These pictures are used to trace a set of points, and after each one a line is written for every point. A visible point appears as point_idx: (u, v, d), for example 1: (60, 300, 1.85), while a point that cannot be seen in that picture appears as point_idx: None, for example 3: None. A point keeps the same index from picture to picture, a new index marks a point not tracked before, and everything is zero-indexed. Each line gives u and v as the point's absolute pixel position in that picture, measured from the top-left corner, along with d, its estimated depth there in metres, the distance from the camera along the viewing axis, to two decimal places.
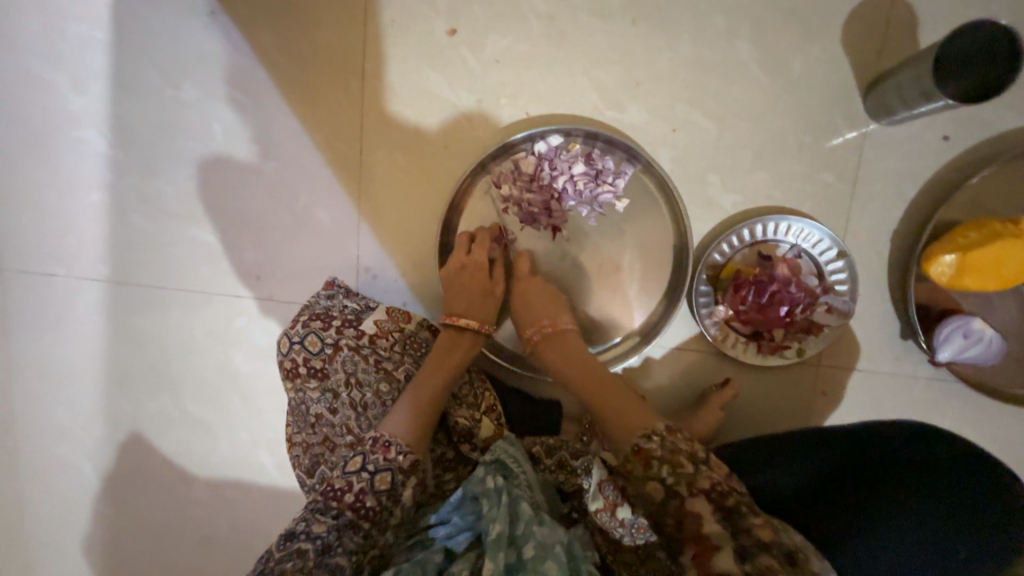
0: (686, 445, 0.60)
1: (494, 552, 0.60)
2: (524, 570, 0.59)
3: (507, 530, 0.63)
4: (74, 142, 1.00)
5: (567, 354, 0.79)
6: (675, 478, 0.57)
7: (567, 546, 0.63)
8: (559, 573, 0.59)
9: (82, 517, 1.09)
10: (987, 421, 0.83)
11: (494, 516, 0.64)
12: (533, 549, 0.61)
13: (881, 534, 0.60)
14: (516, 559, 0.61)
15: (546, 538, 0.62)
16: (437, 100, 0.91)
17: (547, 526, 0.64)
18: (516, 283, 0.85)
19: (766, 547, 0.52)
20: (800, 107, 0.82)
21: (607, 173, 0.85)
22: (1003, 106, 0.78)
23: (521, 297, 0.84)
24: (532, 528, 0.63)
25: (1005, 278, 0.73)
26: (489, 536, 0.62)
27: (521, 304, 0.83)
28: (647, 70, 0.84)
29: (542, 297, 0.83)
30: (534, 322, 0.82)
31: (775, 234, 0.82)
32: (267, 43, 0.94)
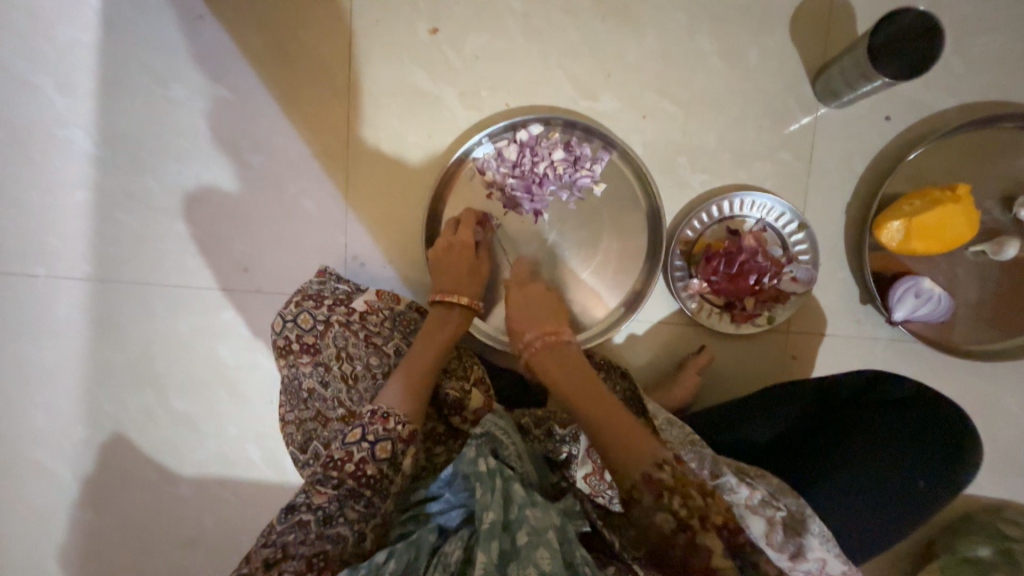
0: (694, 477, 0.61)
1: (488, 541, 0.60)
2: (518, 558, 0.59)
3: (500, 517, 0.62)
4: (59, 142, 1.01)
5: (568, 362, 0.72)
6: (686, 510, 0.58)
7: (559, 528, 0.64)
8: (552, 560, 0.59)
9: (61, 523, 1.06)
10: (944, 378, 0.89)
11: (486, 504, 0.64)
12: (526, 536, 0.61)
13: (842, 478, 0.67)
14: (510, 546, 0.61)
15: (539, 522, 0.62)
16: (421, 94, 0.96)
17: (540, 508, 0.65)
18: (515, 294, 0.83)
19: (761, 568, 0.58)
20: (757, 94, 0.89)
21: (584, 158, 0.90)
22: (935, 89, 0.86)
23: (522, 309, 0.80)
24: (525, 513, 0.63)
25: (947, 241, 0.80)
26: (482, 524, 0.62)
27: (522, 314, 0.79)
28: (617, 62, 0.91)
29: (544, 307, 0.80)
30: (534, 329, 0.76)
31: (741, 209, 0.88)
32: (254, 43, 0.97)
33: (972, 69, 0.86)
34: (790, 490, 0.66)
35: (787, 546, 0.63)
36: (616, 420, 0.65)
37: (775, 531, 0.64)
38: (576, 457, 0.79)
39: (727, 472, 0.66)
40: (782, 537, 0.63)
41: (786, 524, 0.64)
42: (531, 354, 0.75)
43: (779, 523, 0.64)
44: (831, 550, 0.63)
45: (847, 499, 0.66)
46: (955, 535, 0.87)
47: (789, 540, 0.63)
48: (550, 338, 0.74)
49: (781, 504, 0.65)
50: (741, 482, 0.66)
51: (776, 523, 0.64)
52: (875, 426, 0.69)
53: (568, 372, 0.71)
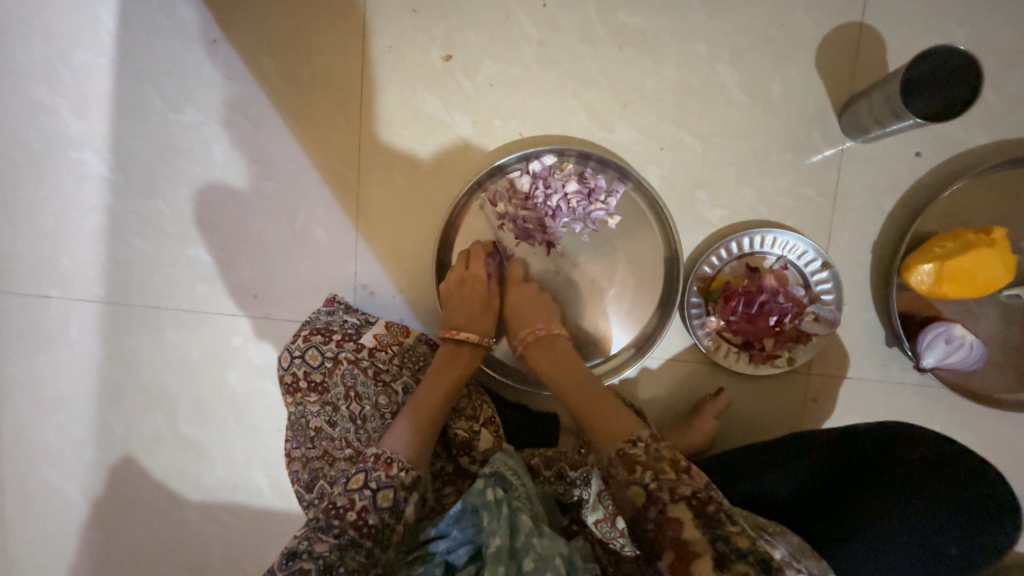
0: (669, 453, 0.63)
1: (494, 566, 0.61)
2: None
3: (507, 544, 0.63)
4: (74, 165, 1.01)
5: (555, 355, 0.80)
6: (657, 485, 0.60)
7: (566, 557, 0.65)
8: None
9: (70, 544, 1.06)
10: (974, 424, 0.85)
11: (494, 528, 0.64)
12: (533, 562, 0.62)
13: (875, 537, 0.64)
14: (517, 572, 0.62)
15: (545, 550, 0.63)
16: (434, 122, 0.94)
17: (546, 537, 0.65)
18: (508, 289, 0.87)
19: (745, 554, 0.55)
20: (780, 127, 0.86)
21: (599, 191, 0.88)
22: (970, 123, 0.82)
23: (514, 304, 0.85)
24: (531, 542, 0.64)
25: (980, 286, 0.76)
26: (489, 549, 0.63)
27: (511, 307, 0.85)
28: (635, 93, 0.89)
29: (536, 305, 0.85)
30: (525, 324, 0.83)
31: (762, 246, 0.85)
32: (268, 69, 0.97)
33: (1010, 103, 0.82)
34: (813, 552, 0.63)
35: None
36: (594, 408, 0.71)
37: None
38: (587, 501, 0.77)
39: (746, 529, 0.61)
40: None
41: None
42: (524, 348, 0.83)
43: None
44: None
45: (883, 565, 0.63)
46: None
47: None
48: (540, 334, 0.82)
49: (803, 566, 0.60)
50: (763, 539, 0.61)
51: None
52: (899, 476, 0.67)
53: (556, 365, 0.79)
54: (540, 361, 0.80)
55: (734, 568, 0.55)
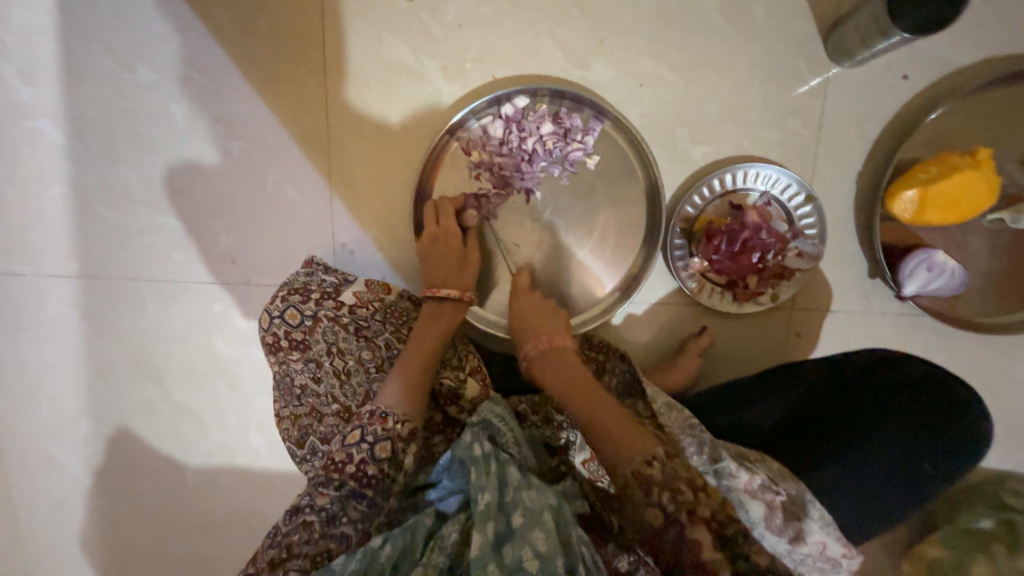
0: (687, 472, 0.58)
1: (483, 523, 0.59)
2: (513, 538, 0.59)
3: (495, 499, 0.62)
4: (29, 134, 0.96)
5: (561, 364, 0.73)
6: (675, 506, 0.55)
7: (555, 507, 0.63)
8: (548, 542, 0.58)
9: (78, 513, 1.09)
10: (954, 350, 0.86)
11: (481, 486, 0.64)
12: (521, 517, 0.61)
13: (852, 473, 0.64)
14: (506, 528, 0.60)
15: (533, 503, 0.62)
16: (402, 68, 0.90)
17: (535, 490, 0.65)
18: (517, 296, 0.83)
19: (762, 572, 0.53)
20: (763, 55, 0.82)
21: (575, 131, 0.85)
22: (959, 41, 0.79)
23: (521, 314, 0.81)
24: (520, 495, 0.63)
25: (964, 210, 0.75)
26: (478, 505, 0.61)
27: (521, 322, 0.80)
28: (611, 25, 0.84)
29: (543, 314, 0.80)
30: (533, 336, 0.78)
31: (744, 182, 0.83)
32: (221, 18, 0.91)
33: (1000, 18, 0.78)
34: (789, 474, 0.64)
35: (788, 531, 0.60)
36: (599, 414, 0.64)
37: (775, 515, 0.60)
38: (574, 443, 0.80)
39: (726, 458, 0.64)
40: (782, 521, 0.60)
41: (785, 508, 0.61)
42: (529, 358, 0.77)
43: (779, 508, 0.61)
44: (831, 533, 0.60)
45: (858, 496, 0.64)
46: (957, 507, 0.87)
47: (789, 524, 0.60)
48: (547, 343, 0.76)
49: (781, 489, 0.62)
50: (741, 466, 0.63)
51: (777, 507, 0.60)
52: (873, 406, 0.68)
53: (560, 373, 0.72)
54: (545, 371, 0.74)
55: None
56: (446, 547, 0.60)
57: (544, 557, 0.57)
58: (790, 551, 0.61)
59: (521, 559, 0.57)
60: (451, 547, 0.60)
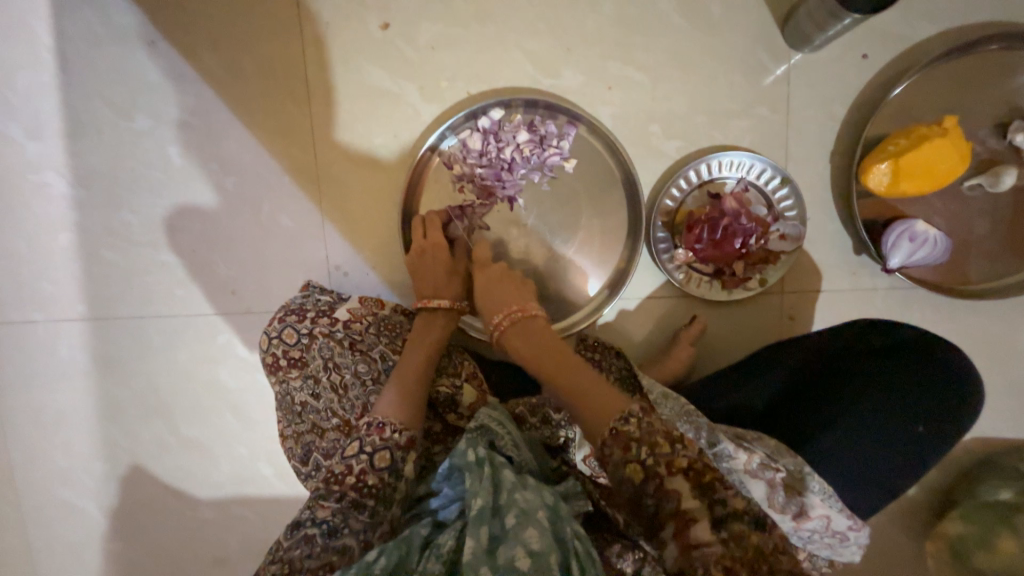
0: (663, 426, 0.58)
1: (477, 526, 0.60)
2: (507, 538, 0.59)
3: (489, 502, 0.62)
4: (36, 187, 1.01)
5: (530, 336, 0.74)
6: (653, 458, 0.55)
7: (550, 507, 0.63)
8: (542, 540, 0.58)
9: (95, 555, 1.09)
10: (949, 319, 0.86)
11: (475, 490, 0.64)
12: (515, 517, 0.60)
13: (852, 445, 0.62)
14: (501, 530, 0.60)
15: (528, 503, 0.62)
16: (382, 93, 0.94)
17: (530, 490, 0.65)
18: (477, 274, 0.83)
19: (740, 514, 0.53)
20: (725, 49, 0.85)
21: (551, 137, 0.88)
22: (913, 18, 0.81)
23: (485, 290, 0.81)
24: (515, 497, 0.63)
25: (937, 178, 0.76)
26: (472, 510, 0.61)
27: (485, 296, 0.80)
28: (576, 35, 0.88)
29: (507, 288, 0.80)
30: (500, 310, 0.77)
31: (719, 171, 0.85)
32: (210, 63, 0.96)
33: None
34: (788, 450, 0.63)
35: (791, 507, 0.60)
36: (579, 386, 0.66)
37: (776, 492, 0.60)
38: (574, 441, 0.80)
39: (723, 439, 0.63)
40: (784, 497, 0.60)
41: (787, 484, 0.60)
42: (499, 334, 0.76)
43: (780, 484, 0.60)
44: (835, 507, 0.60)
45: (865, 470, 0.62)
46: (974, 481, 0.85)
47: (791, 500, 0.60)
48: (515, 316, 0.76)
49: (781, 465, 0.61)
50: (738, 447, 0.62)
51: (778, 484, 0.60)
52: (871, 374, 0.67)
53: (536, 347, 0.72)
54: (517, 345, 0.74)
55: (733, 528, 0.52)
56: (442, 554, 0.60)
57: (537, 555, 0.57)
58: (797, 528, 0.61)
59: (513, 559, 0.56)
60: (447, 554, 0.60)
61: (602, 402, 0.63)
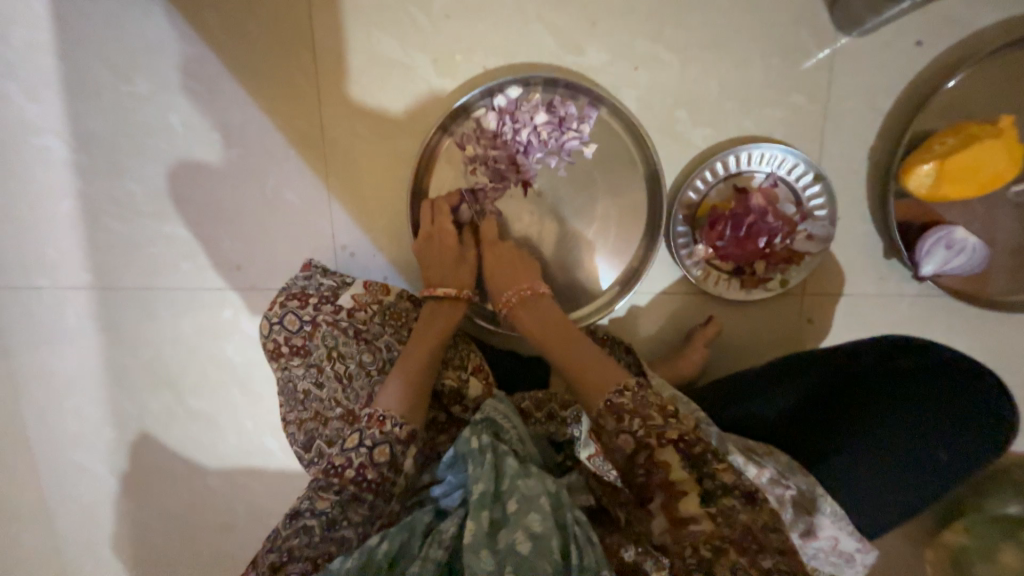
0: (656, 399, 0.60)
1: (478, 511, 0.61)
2: (507, 524, 0.60)
3: (490, 488, 0.63)
4: (37, 151, 0.98)
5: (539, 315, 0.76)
6: (644, 431, 0.56)
7: (553, 494, 0.63)
8: (543, 524, 0.59)
9: (108, 515, 1.13)
10: (976, 331, 0.83)
11: (476, 476, 0.64)
12: (516, 503, 0.62)
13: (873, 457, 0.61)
14: (501, 515, 0.62)
15: (529, 490, 0.62)
16: (393, 65, 0.88)
17: (533, 478, 0.64)
18: (484, 251, 0.83)
19: (729, 488, 0.55)
20: (765, 29, 0.78)
21: (570, 119, 0.82)
22: (977, 1, 0.74)
23: (494, 266, 0.81)
24: (516, 484, 0.64)
25: (985, 182, 0.71)
26: (473, 495, 0.63)
27: (495, 269, 0.81)
28: (603, 7, 0.81)
29: (514, 264, 0.81)
30: (508, 286, 0.79)
31: (748, 164, 0.80)
32: (212, 24, 0.90)
33: None
34: (799, 468, 0.62)
35: (799, 525, 0.60)
36: (580, 361, 0.68)
37: (786, 510, 0.59)
38: (579, 438, 0.76)
39: (733, 451, 0.62)
40: (792, 515, 0.59)
41: (796, 502, 0.60)
42: (508, 312, 0.78)
43: (789, 502, 0.59)
44: (844, 527, 0.60)
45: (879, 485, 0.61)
46: (981, 494, 0.84)
47: (799, 518, 0.60)
48: (524, 294, 0.78)
49: (791, 482, 0.60)
50: (749, 460, 0.61)
51: (787, 501, 0.59)
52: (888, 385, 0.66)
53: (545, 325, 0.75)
54: (525, 321, 0.76)
55: (722, 501, 0.55)
56: (445, 540, 0.62)
57: (537, 537, 0.58)
58: (804, 544, 0.61)
59: (514, 543, 0.58)
60: (449, 540, 0.62)
61: (599, 378, 0.64)
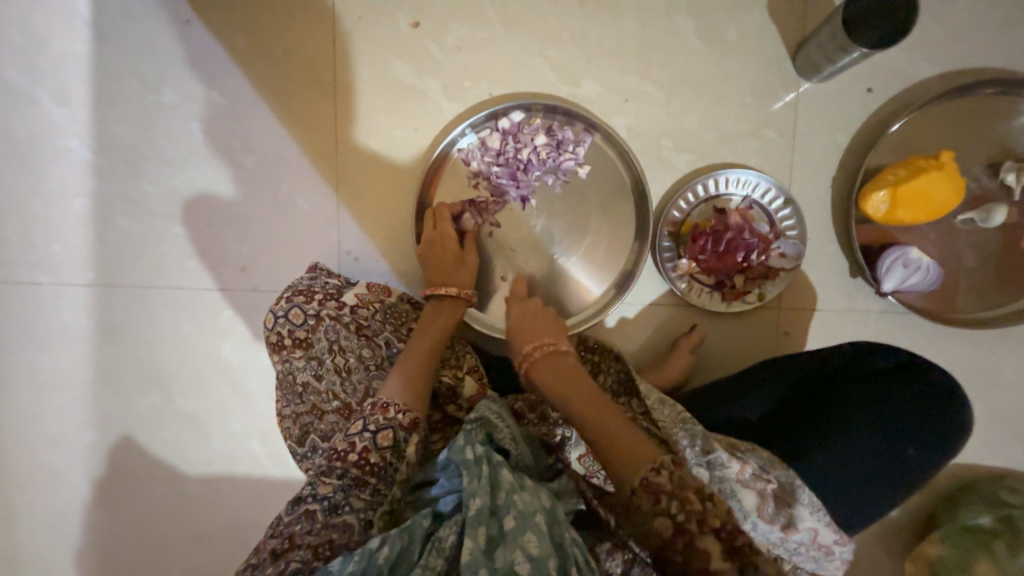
0: (693, 479, 0.60)
1: (475, 527, 0.61)
2: (506, 541, 0.61)
3: (487, 503, 0.63)
4: (58, 152, 1.03)
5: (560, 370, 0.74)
6: (684, 515, 0.56)
7: (547, 510, 0.65)
8: (540, 545, 0.60)
9: (76, 525, 1.08)
10: (938, 346, 0.89)
11: (473, 490, 0.64)
12: (513, 518, 0.62)
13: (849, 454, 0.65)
14: (498, 531, 0.62)
15: (525, 506, 0.63)
16: (406, 88, 0.97)
17: (528, 492, 0.66)
18: (512, 304, 0.86)
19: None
20: (738, 72, 0.89)
21: (567, 142, 0.91)
22: (916, 57, 0.86)
23: (519, 321, 0.83)
24: (512, 498, 0.64)
25: (933, 208, 0.79)
26: (471, 509, 0.63)
27: (517, 326, 0.82)
28: (597, 47, 0.92)
29: (538, 320, 0.82)
30: (531, 341, 0.79)
31: (726, 187, 0.88)
32: (242, 45, 0.99)
33: (952, 37, 0.86)
34: (779, 462, 0.65)
35: (779, 518, 0.63)
36: (609, 428, 0.66)
37: (767, 504, 0.63)
38: (570, 440, 0.81)
39: (717, 448, 0.65)
40: (773, 509, 0.63)
41: (777, 496, 0.63)
42: (528, 364, 0.77)
43: (770, 495, 0.63)
44: (822, 518, 0.62)
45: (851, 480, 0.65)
46: (954, 505, 0.88)
47: (779, 511, 0.63)
48: (546, 349, 0.77)
49: (772, 476, 0.64)
50: (732, 457, 0.65)
51: (768, 494, 0.63)
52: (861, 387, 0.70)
53: (561, 379, 0.73)
54: (545, 377, 0.75)
55: None
56: (443, 549, 0.62)
57: (536, 560, 0.59)
58: (784, 537, 0.64)
59: (514, 563, 0.59)
60: (448, 550, 0.62)
61: (631, 449, 0.63)
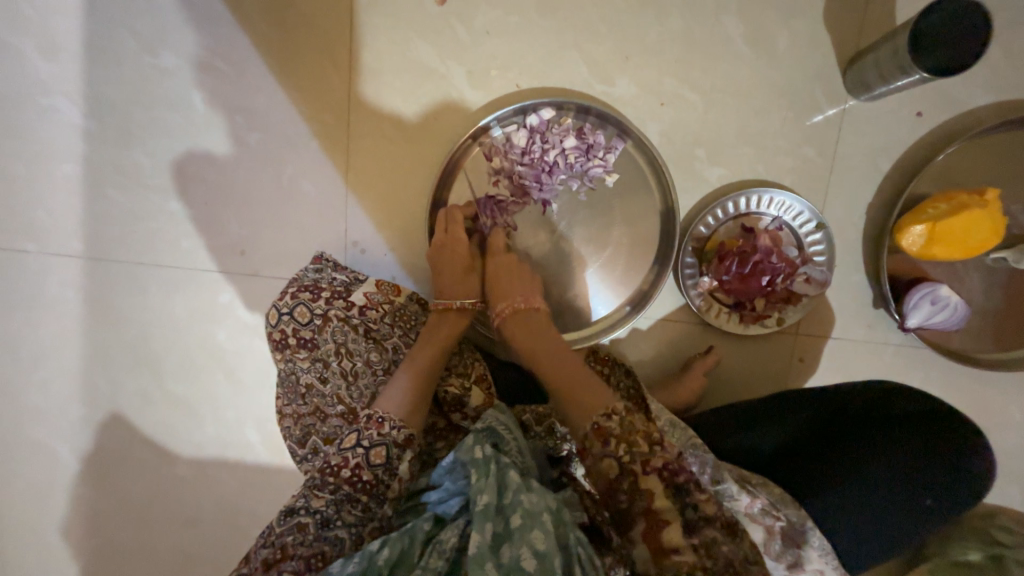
0: (643, 427, 0.59)
1: (482, 522, 0.58)
2: (511, 539, 0.58)
3: (494, 501, 0.61)
4: (42, 110, 0.95)
5: (530, 329, 0.74)
6: (631, 457, 0.56)
7: (554, 511, 0.62)
8: (547, 542, 0.57)
9: (61, 500, 1.06)
10: (951, 383, 0.88)
11: (480, 487, 0.62)
12: (520, 518, 0.59)
13: (865, 497, 0.66)
14: (505, 529, 0.59)
15: (533, 505, 0.60)
16: (427, 71, 0.90)
17: (535, 493, 0.63)
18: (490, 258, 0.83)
19: (709, 519, 0.55)
20: (783, 84, 0.84)
21: (598, 147, 0.85)
22: (971, 85, 0.82)
23: (494, 276, 0.81)
24: (520, 498, 0.61)
25: (969, 247, 0.77)
26: (477, 505, 0.60)
27: (493, 279, 0.80)
28: (637, 44, 0.85)
29: (514, 275, 0.80)
30: (503, 297, 0.78)
31: (758, 207, 0.84)
32: (249, 7, 0.91)
33: (1012, 66, 0.81)
34: (792, 501, 0.65)
35: (787, 557, 0.62)
36: (568, 378, 0.66)
37: (774, 541, 0.63)
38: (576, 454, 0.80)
39: (727, 480, 0.65)
40: (780, 546, 0.62)
41: (785, 534, 0.63)
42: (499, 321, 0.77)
43: (778, 533, 0.63)
44: (831, 562, 0.62)
45: (873, 528, 0.65)
46: (945, 539, 0.89)
47: (788, 549, 0.62)
48: (516, 305, 0.77)
49: (782, 514, 0.63)
50: (743, 490, 0.64)
51: (776, 532, 0.62)
52: (896, 436, 0.68)
53: (532, 339, 0.73)
54: (514, 333, 0.75)
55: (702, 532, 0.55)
56: (446, 550, 0.60)
57: (542, 557, 0.56)
58: None
59: (518, 558, 0.56)
60: (450, 551, 0.60)
61: (588, 396, 0.62)
